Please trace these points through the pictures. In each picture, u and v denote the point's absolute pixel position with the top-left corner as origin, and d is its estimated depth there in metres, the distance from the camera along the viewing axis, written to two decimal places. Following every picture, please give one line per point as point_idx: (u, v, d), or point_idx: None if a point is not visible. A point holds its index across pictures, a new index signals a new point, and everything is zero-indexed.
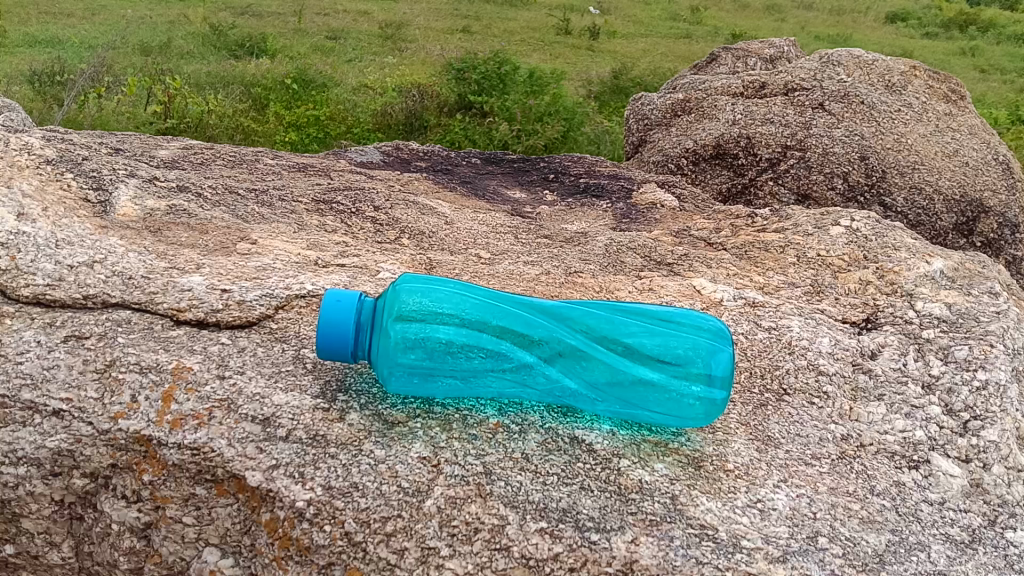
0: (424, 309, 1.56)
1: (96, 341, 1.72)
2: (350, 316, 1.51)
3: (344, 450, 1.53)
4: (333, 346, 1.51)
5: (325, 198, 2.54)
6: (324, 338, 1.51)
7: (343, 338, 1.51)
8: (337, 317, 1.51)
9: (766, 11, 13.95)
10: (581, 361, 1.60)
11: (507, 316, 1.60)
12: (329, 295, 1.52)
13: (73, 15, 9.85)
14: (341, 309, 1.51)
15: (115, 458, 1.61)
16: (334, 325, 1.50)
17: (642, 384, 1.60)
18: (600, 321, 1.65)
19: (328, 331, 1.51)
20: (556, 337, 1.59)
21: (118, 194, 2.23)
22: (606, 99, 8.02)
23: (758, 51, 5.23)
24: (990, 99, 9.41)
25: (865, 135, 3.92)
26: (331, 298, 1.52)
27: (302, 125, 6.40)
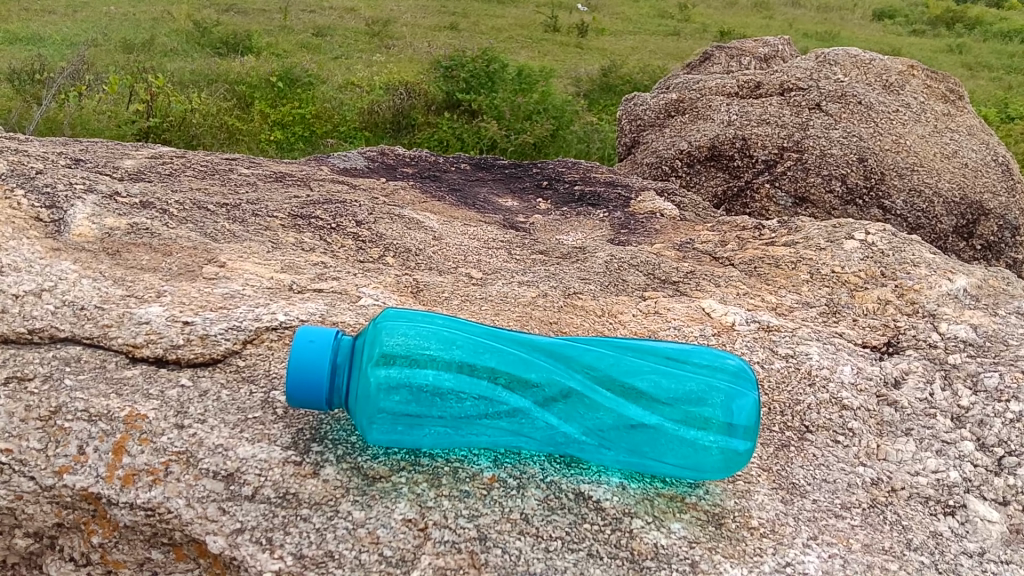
0: (409, 347, 1.38)
1: (41, 383, 1.52)
2: (324, 358, 1.33)
3: (318, 512, 1.35)
4: (304, 392, 1.32)
5: (302, 212, 2.35)
6: (295, 384, 1.32)
7: (317, 382, 1.32)
8: (310, 359, 1.33)
9: (755, 9, 13.81)
10: (584, 405, 1.41)
11: (502, 354, 1.43)
12: (300, 334, 1.34)
13: (55, 12, 9.60)
14: (315, 351, 1.33)
15: (60, 518, 1.42)
16: (307, 369, 1.32)
17: (653, 430, 1.42)
18: (604, 360, 1.47)
19: (300, 374, 1.32)
20: (556, 377, 1.42)
21: (74, 212, 2.03)
22: (596, 97, 7.85)
23: (752, 50, 5.08)
24: (980, 98, 9.27)
25: (863, 137, 3.75)
26: (303, 338, 1.34)
27: (287, 124, 6.26)
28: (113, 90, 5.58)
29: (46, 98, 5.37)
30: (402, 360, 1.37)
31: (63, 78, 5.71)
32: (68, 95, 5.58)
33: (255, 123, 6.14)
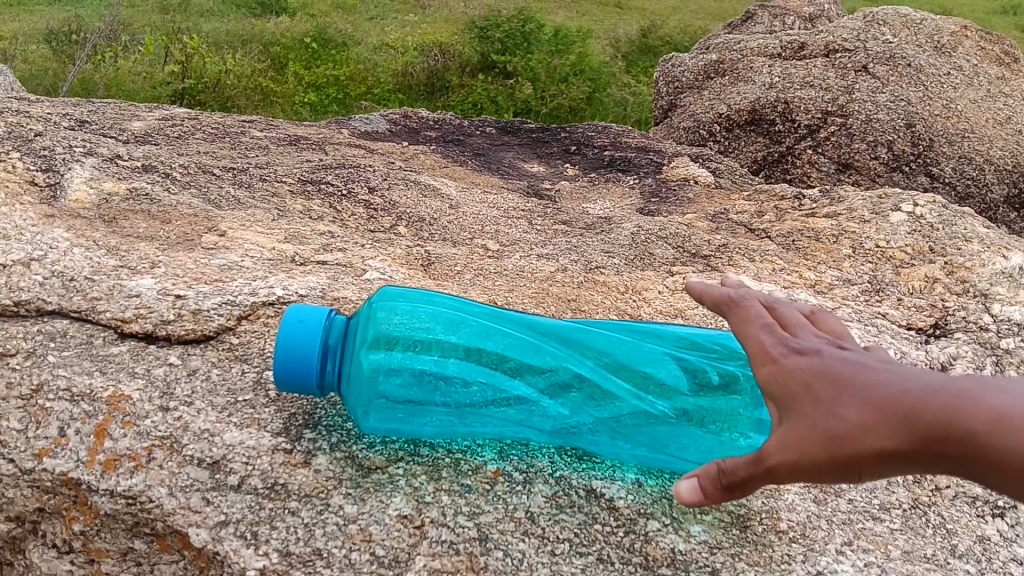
0: (411, 326, 1.29)
1: (23, 359, 1.43)
2: (315, 338, 1.21)
3: (308, 506, 1.25)
4: (293, 375, 1.21)
5: (312, 178, 2.24)
6: (283, 366, 1.21)
7: (306, 366, 1.21)
8: (300, 340, 1.21)
9: None
10: (598, 395, 1.30)
11: (511, 338, 1.33)
12: (289, 312, 1.22)
13: None
14: (305, 331, 1.21)
15: (42, 502, 1.34)
16: (295, 350, 1.20)
17: (675, 424, 1.30)
18: (620, 348, 1.36)
19: (288, 356, 1.21)
20: (569, 363, 1.31)
21: (71, 176, 1.94)
22: (634, 59, 7.60)
23: (796, 10, 4.83)
24: None
25: (911, 101, 3.51)
26: (292, 317, 1.22)
27: (321, 86, 6.09)
28: (148, 50, 5.47)
29: (80, 57, 5.28)
30: (401, 340, 1.27)
31: (96, 37, 5.61)
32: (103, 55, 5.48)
33: (290, 84, 6.00)
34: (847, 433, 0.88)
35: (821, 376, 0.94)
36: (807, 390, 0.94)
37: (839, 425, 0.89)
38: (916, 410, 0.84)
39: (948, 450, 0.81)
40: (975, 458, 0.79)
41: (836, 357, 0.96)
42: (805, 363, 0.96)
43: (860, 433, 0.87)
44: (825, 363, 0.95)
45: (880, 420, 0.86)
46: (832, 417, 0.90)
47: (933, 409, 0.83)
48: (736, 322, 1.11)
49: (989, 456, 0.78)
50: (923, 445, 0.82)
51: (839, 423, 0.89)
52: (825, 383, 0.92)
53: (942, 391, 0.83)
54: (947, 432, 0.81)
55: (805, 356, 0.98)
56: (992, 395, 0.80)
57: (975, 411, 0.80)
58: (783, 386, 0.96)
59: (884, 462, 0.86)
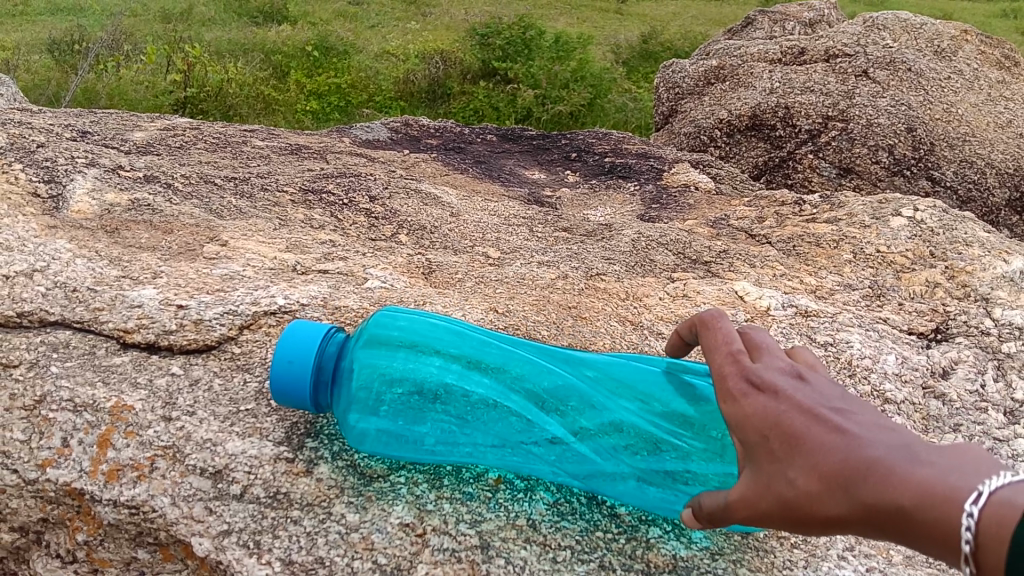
0: (404, 348, 1.29)
1: (26, 370, 1.44)
2: (304, 378, 1.21)
3: (310, 514, 1.26)
4: (289, 404, 1.23)
5: (314, 187, 2.25)
6: (278, 397, 1.23)
7: (299, 399, 1.22)
8: (291, 376, 1.21)
9: None
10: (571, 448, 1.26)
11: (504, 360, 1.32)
12: (278, 352, 1.22)
13: None
14: (294, 370, 1.21)
15: (45, 512, 1.35)
16: (288, 385, 1.22)
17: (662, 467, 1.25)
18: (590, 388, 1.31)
19: (282, 389, 1.22)
20: (560, 384, 1.30)
21: (74, 187, 1.95)
22: (635, 65, 7.61)
23: (796, 16, 4.84)
24: None
25: (912, 105, 3.50)
26: (281, 355, 1.22)
27: (322, 93, 6.09)
28: (150, 60, 5.48)
29: (83, 68, 5.28)
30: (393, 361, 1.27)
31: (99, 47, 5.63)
32: (105, 65, 5.48)
33: (291, 92, 6.01)
34: (798, 500, 0.86)
35: (775, 427, 0.90)
36: (762, 441, 0.91)
37: (791, 493, 0.87)
38: (870, 485, 0.81)
39: (899, 532, 0.79)
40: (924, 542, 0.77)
41: (790, 400, 0.91)
42: (760, 405, 0.92)
43: (810, 503, 0.85)
44: (780, 408, 0.91)
45: (831, 492, 0.83)
46: (784, 481, 0.87)
47: (889, 486, 0.80)
48: (708, 339, 1.07)
49: (938, 542, 0.76)
50: (875, 522, 0.80)
51: (791, 490, 0.87)
52: (778, 438, 0.89)
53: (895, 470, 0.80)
54: (896, 513, 0.79)
55: (759, 395, 0.94)
56: (943, 482, 0.77)
57: (926, 499, 0.77)
58: (740, 432, 0.93)
59: (837, 529, 0.84)
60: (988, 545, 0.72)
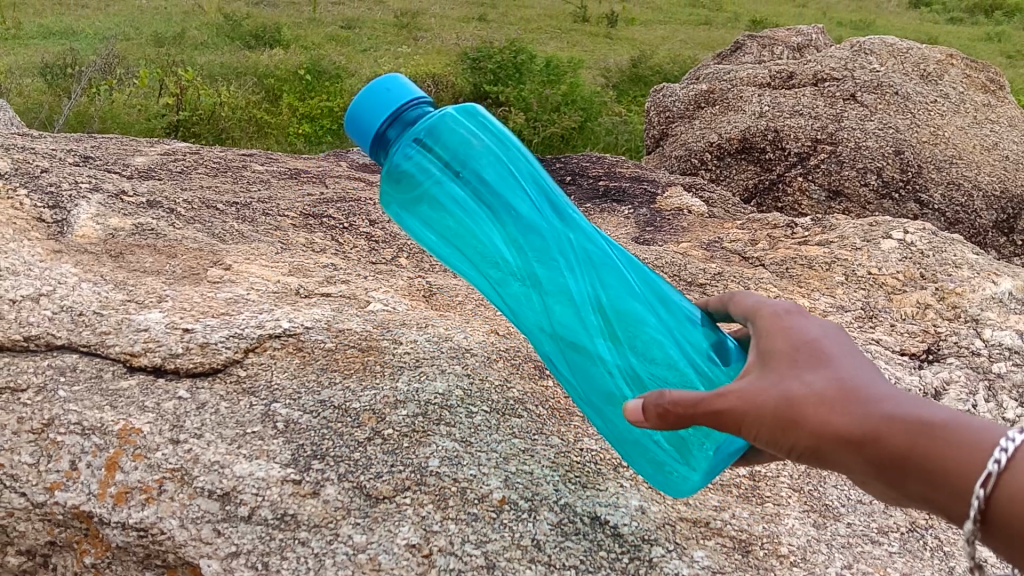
0: (489, 143, 1.30)
1: (34, 394, 1.45)
2: (378, 118, 1.21)
3: (317, 535, 1.28)
4: (356, 137, 1.25)
5: (314, 211, 2.28)
6: (351, 125, 1.24)
7: (365, 138, 1.23)
8: (369, 110, 1.22)
9: None
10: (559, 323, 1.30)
11: (577, 245, 1.31)
12: (367, 86, 1.22)
13: None
14: (377, 105, 1.22)
15: (53, 535, 1.36)
16: (364, 117, 1.22)
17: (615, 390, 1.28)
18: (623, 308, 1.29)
19: (357, 120, 1.23)
20: (615, 296, 1.30)
21: (78, 212, 1.97)
22: (625, 88, 7.69)
23: (784, 40, 4.93)
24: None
25: (900, 128, 3.59)
26: (369, 89, 1.22)
27: (315, 117, 6.12)
28: (143, 83, 5.49)
29: (75, 91, 5.27)
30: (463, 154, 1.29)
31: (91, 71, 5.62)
32: (98, 89, 5.47)
33: (284, 116, 6.03)
34: (806, 398, 0.91)
35: (807, 346, 0.97)
36: (788, 354, 0.98)
37: (801, 390, 0.92)
38: (888, 404, 0.87)
39: (897, 446, 0.84)
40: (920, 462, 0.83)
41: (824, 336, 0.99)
42: (799, 332, 1.01)
43: (818, 403, 0.90)
44: (818, 336, 0.99)
45: (846, 397, 0.89)
46: (800, 381, 0.93)
47: (903, 408, 0.87)
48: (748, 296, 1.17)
49: (947, 461, 0.81)
50: (874, 432, 0.86)
51: (803, 389, 0.92)
52: (807, 353, 0.96)
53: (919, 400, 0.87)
54: (911, 428, 0.84)
55: (801, 326, 1.02)
56: (966, 418, 0.84)
57: (945, 423, 0.84)
58: (768, 346, 1.01)
59: (828, 437, 0.89)
60: (1011, 469, 0.78)
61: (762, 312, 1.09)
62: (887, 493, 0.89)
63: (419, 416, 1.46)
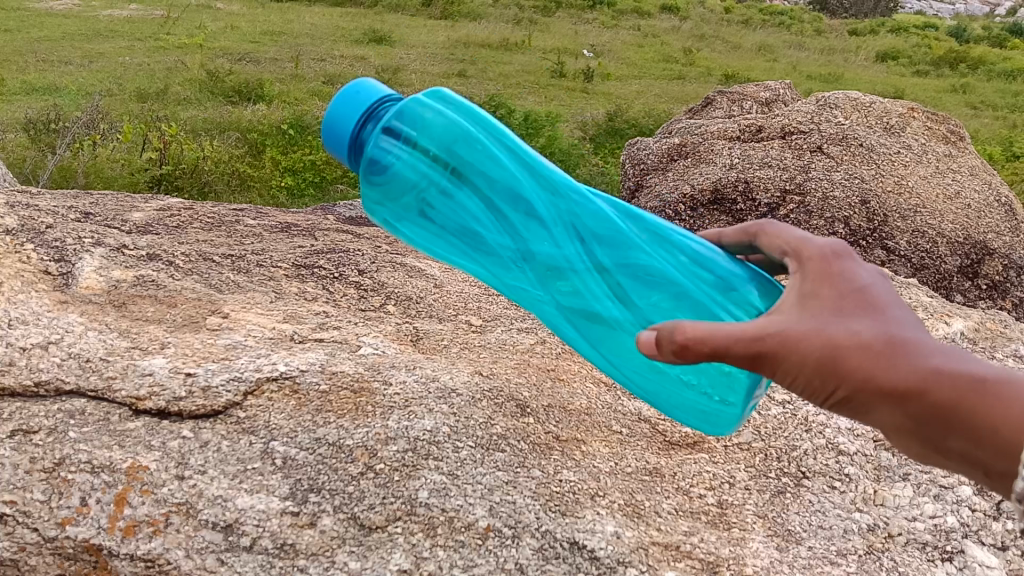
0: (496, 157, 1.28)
1: (45, 436, 1.54)
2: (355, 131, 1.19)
3: (316, 563, 1.39)
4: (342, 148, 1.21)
5: (306, 262, 2.40)
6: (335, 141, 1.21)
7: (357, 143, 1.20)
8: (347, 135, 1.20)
9: (753, 40, 13.63)
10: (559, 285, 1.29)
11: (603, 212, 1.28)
12: (335, 109, 1.20)
13: (71, 49, 9.53)
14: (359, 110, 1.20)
15: (63, 568, 1.44)
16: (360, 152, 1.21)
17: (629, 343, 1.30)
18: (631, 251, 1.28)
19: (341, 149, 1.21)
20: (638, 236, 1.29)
21: (82, 265, 2.07)
22: (601, 140, 7.91)
23: (753, 95, 5.15)
24: (994, 132, 9.03)
25: (865, 178, 3.78)
26: (340, 101, 1.20)
27: (297, 170, 6.24)
28: (128, 138, 5.56)
29: (59, 147, 5.33)
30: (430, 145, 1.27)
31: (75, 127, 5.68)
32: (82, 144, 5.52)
33: (266, 170, 6.15)
34: (849, 347, 0.90)
35: (857, 288, 0.95)
36: (830, 299, 0.94)
37: (847, 339, 0.90)
38: (939, 361, 0.88)
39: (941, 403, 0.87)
40: (970, 421, 0.86)
41: (868, 275, 0.97)
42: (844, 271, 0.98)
43: (860, 357, 0.90)
44: (862, 278, 0.96)
45: (893, 350, 0.89)
46: (843, 329, 0.91)
47: (953, 366, 0.88)
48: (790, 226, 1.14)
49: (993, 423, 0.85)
50: (922, 390, 0.87)
51: (849, 339, 0.90)
52: (853, 299, 0.94)
53: (965, 359, 0.89)
54: (964, 387, 0.87)
55: (854, 265, 0.99)
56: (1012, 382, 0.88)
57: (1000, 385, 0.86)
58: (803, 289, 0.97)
59: (872, 390, 0.89)
60: None
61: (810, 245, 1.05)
62: (924, 443, 0.92)
63: (409, 451, 1.56)
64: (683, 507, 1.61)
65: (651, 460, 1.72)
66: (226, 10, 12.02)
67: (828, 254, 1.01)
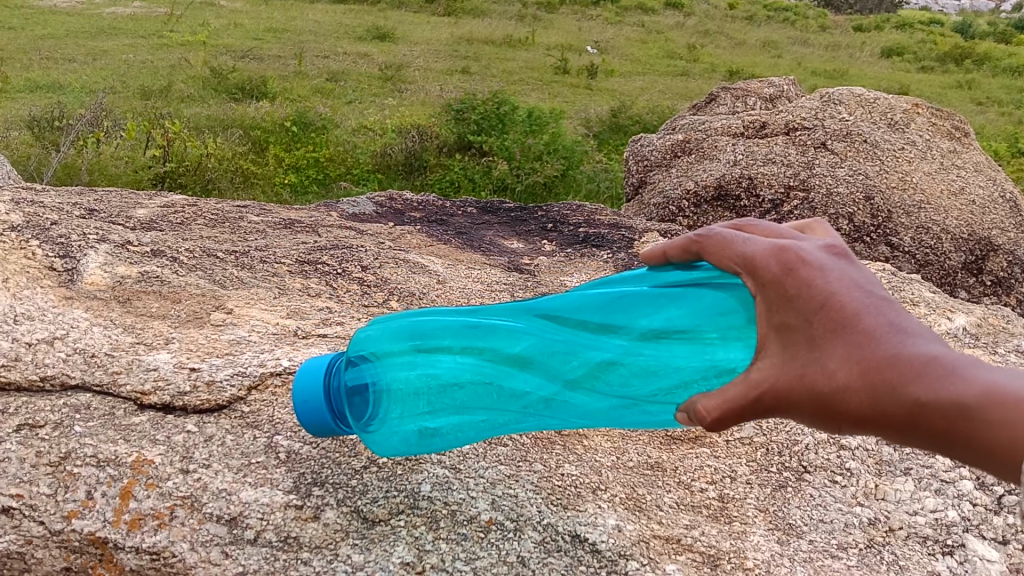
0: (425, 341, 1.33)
1: (51, 430, 1.56)
2: (318, 381, 1.29)
3: (318, 555, 1.40)
4: (314, 420, 1.29)
5: (309, 258, 2.41)
6: (305, 413, 1.29)
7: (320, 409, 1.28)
8: (309, 385, 1.29)
9: (757, 36, 13.59)
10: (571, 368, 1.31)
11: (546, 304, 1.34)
12: (294, 394, 1.30)
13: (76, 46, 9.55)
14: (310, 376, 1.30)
15: (69, 561, 1.46)
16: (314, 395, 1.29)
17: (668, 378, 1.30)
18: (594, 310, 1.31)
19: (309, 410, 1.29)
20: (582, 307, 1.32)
21: (86, 261, 2.09)
22: (605, 137, 7.91)
23: (757, 91, 5.14)
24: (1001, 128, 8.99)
25: (869, 175, 3.78)
26: (297, 398, 1.29)
27: (301, 168, 6.25)
28: (132, 135, 5.57)
29: (63, 144, 5.34)
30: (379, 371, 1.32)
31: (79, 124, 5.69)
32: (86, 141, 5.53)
33: (270, 167, 6.16)
34: (833, 392, 0.92)
35: (824, 307, 0.94)
36: (804, 326, 0.95)
37: (824, 381, 0.92)
38: (916, 386, 0.87)
39: (930, 431, 0.87)
40: (965, 444, 0.85)
41: (840, 282, 0.96)
42: (810, 284, 0.96)
43: (843, 395, 0.91)
44: (831, 290, 0.95)
45: (869, 381, 0.90)
46: (820, 370, 0.93)
47: (927, 385, 0.87)
48: (728, 231, 1.10)
49: (984, 443, 0.84)
50: (908, 421, 0.88)
51: (827, 381, 0.92)
52: (822, 324, 0.94)
53: (949, 369, 0.87)
54: (947, 412, 0.86)
55: (812, 276, 0.97)
56: (1000, 385, 0.85)
57: (987, 399, 0.84)
58: (777, 316, 0.98)
59: (869, 428, 0.91)
60: None
61: (759, 259, 1.02)
62: None
63: (411, 445, 1.57)
64: (685, 501, 1.62)
65: (653, 454, 1.73)
66: (230, 7, 12.04)
67: (782, 273, 0.99)
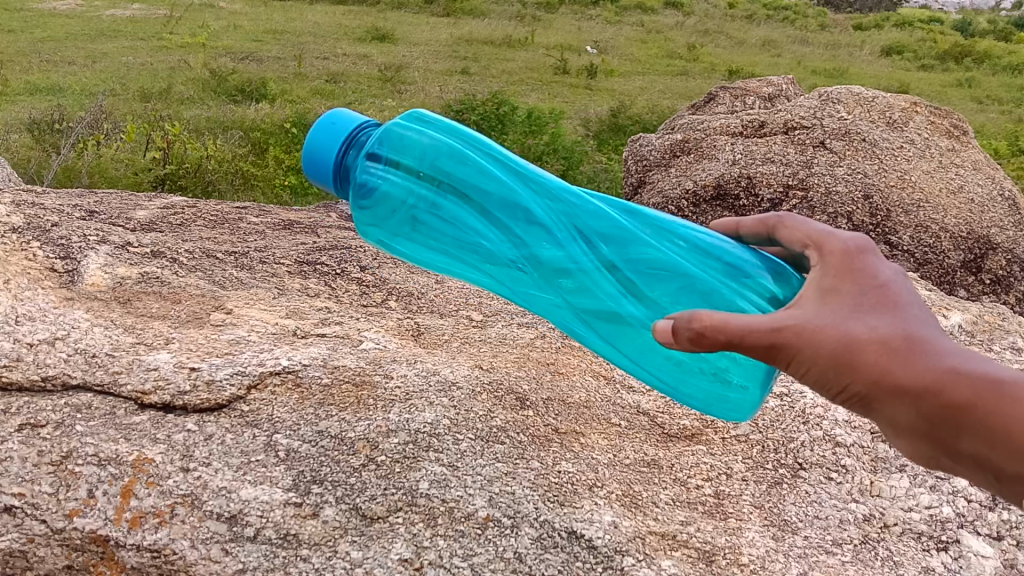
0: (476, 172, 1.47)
1: (52, 429, 1.57)
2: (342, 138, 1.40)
3: (318, 553, 1.42)
4: (317, 163, 1.40)
5: (308, 259, 2.42)
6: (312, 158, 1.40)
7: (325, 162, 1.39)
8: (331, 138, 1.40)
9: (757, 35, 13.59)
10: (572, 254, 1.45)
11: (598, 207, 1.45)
12: (315, 129, 1.41)
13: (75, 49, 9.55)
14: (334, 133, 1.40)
15: (71, 559, 1.47)
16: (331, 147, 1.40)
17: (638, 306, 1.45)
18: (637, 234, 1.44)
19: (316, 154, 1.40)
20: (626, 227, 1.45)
21: (87, 263, 2.10)
22: (605, 137, 7.92)
23: (756, 90, 5.15)
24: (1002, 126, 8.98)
25: (868, 173, 3.79)
26: (317, 130, 1.40)
27: (301, 169, 6.25)
28: (132, 137, 5.58)
29: (63, 146, 5.34)
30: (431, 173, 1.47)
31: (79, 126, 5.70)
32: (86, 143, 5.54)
33: (270, 168, 6.16)
34: (869, 344, 0.99)
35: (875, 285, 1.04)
36: (853, 293, 1.04)
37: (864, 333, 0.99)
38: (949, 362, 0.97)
39: (955, 400, 0.97)
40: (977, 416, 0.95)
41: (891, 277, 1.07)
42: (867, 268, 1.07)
43: (878, 349, 0.99)
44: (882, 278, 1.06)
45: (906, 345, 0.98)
46: (862, 325, 1.00)
47: (963, 362, 0.98)
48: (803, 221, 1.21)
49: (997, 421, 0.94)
50: (933, 385, 0.97)
51: (867, 334, 0.99)
52: (872, 294, 1.03)
53: (974, 362, 0.98)
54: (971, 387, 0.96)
55: (873, 263, 1.07)
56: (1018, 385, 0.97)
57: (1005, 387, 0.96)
58: (828, 283, 1.06)
59: (889, 388, 0.98)
60: None
61: (828, 241, 1.13)
62: (933, 440, 1.01)
63: (409, 443, 1.58)
64: (680, 498, 1.63)
65: (650, 452, 1.75)
66: (229, 9, 12.04)
67: (846, 251, 1.09)
